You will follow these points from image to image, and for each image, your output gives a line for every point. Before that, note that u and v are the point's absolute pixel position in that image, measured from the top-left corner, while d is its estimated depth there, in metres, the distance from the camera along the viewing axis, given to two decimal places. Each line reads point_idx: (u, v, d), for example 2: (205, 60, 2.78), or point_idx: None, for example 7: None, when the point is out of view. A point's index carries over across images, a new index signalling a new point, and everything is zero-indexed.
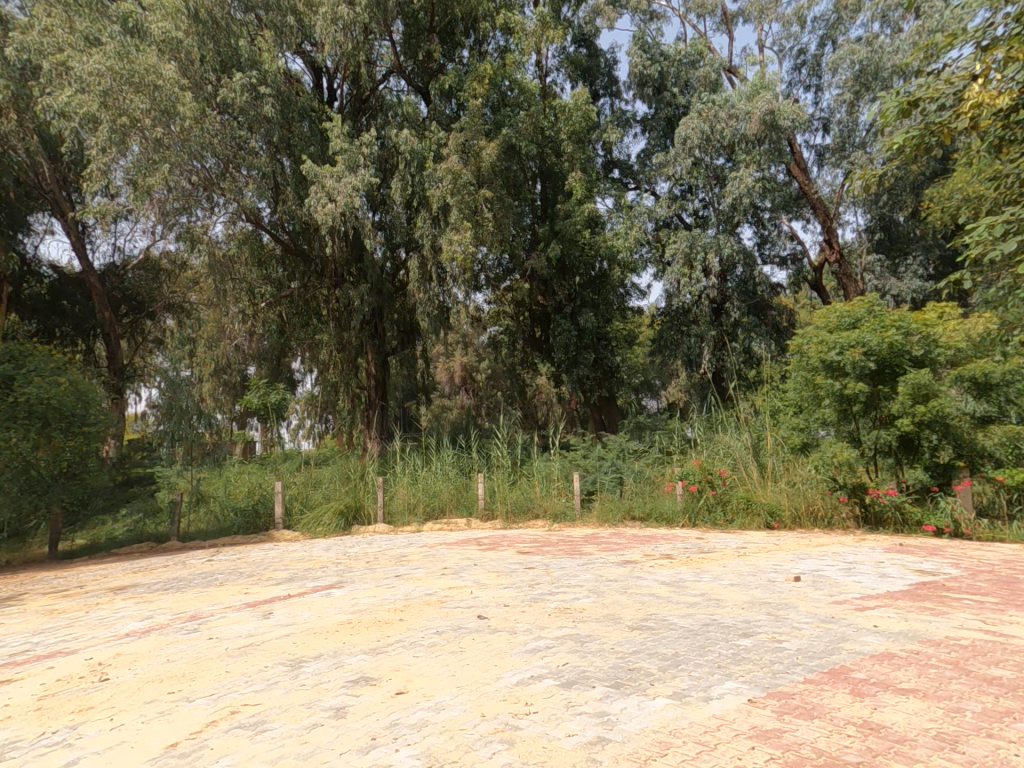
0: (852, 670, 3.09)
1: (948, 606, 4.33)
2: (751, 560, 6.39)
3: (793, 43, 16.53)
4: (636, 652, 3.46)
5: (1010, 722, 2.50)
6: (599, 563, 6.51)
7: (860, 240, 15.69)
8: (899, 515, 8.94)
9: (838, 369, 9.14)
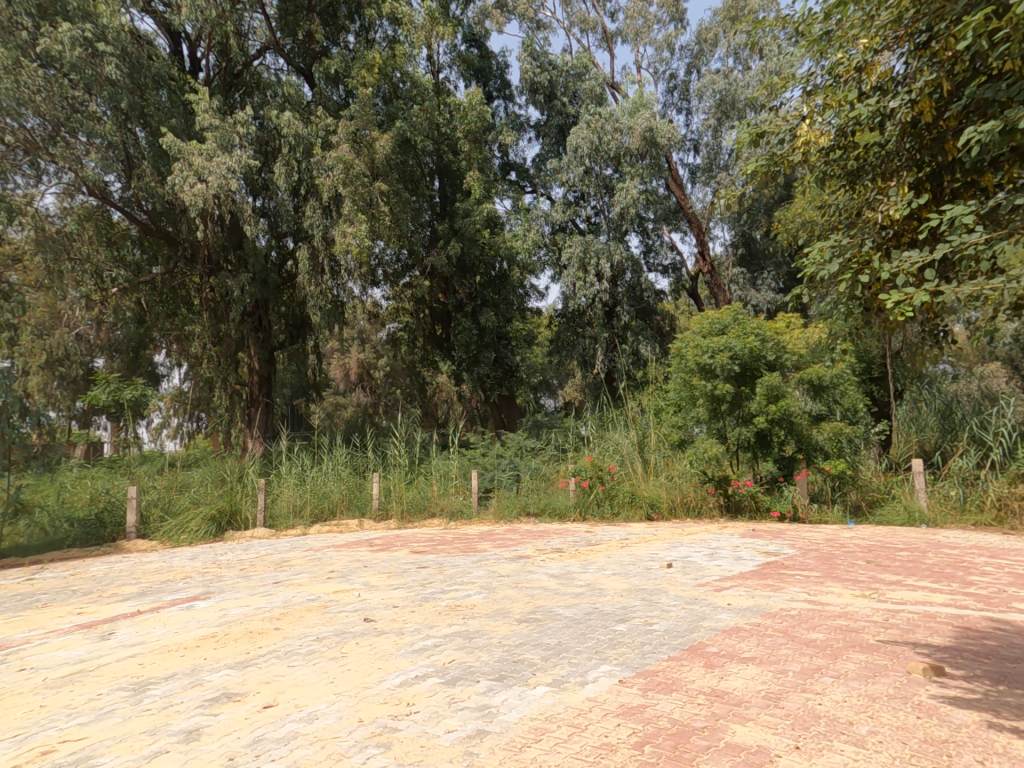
0: (707, 644, 3.41)
1: (785, 581, 4.93)
2: (632, 550, 6.82)
3: (666, 68, 17.84)
4: (521, 644, 3.55)
5: (821, 678, 2.90)
6: (492, 559, 6.61)
7: (726, 253, 17.35)
8: (753, 503, 10.15)
9: (710, 371, 10.03)
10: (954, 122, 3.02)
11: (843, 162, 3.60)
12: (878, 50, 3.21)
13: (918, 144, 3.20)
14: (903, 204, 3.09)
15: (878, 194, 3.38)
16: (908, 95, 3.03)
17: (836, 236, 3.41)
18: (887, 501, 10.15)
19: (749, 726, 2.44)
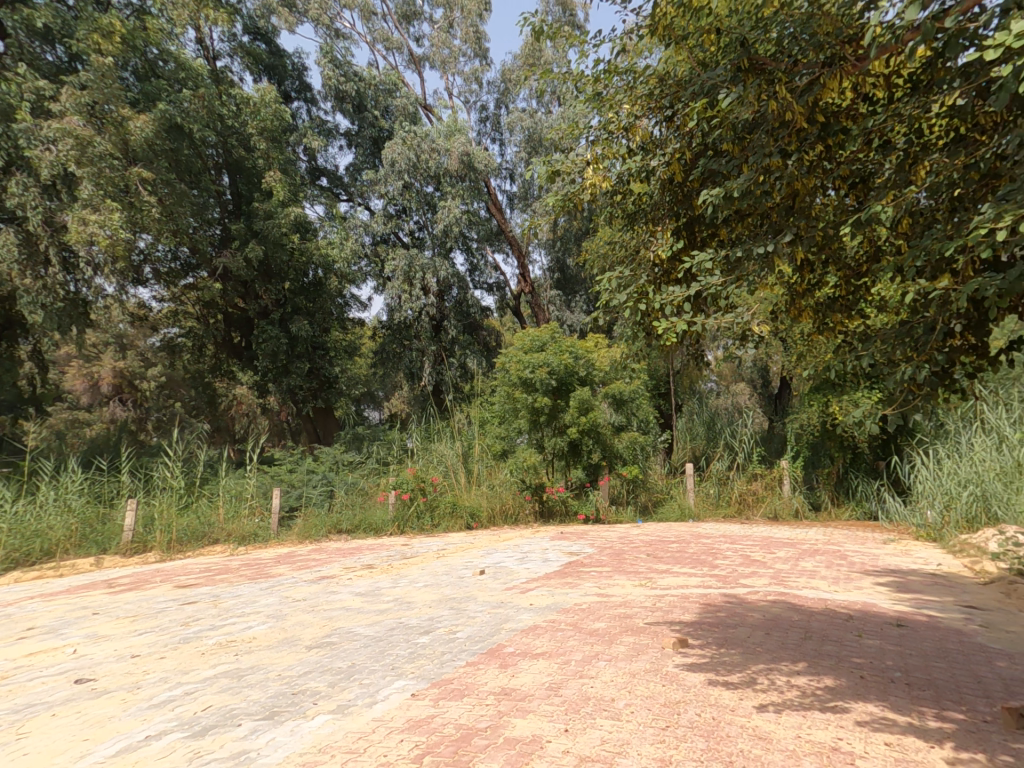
0: (504, 645, 3.60)
1: (581, 578, 5.43)
2: (447, 560, 6.93)
3: (476, 99, 18.88)
4: (306, 673, 3.36)
5: (595, 662, 3.25)
6: (290, 584, 6.13)
7: (545, 277, 18.70)
8: (564, 507, 11.07)
9: (531, 385, 10.74)
10: (696, 185, 3.64)
11: (624, 206, 4.18)
12: (637, 116, 3.74)
13: (675, 198, 3.80)
14: (666, 246, 3.66)
15: (650, 236, 3.92)
16: (665, 155, 3.69)
17: (620, 270, 3.92)
18: (667, 499, 12.03)
19: (526, 717, 2.63)
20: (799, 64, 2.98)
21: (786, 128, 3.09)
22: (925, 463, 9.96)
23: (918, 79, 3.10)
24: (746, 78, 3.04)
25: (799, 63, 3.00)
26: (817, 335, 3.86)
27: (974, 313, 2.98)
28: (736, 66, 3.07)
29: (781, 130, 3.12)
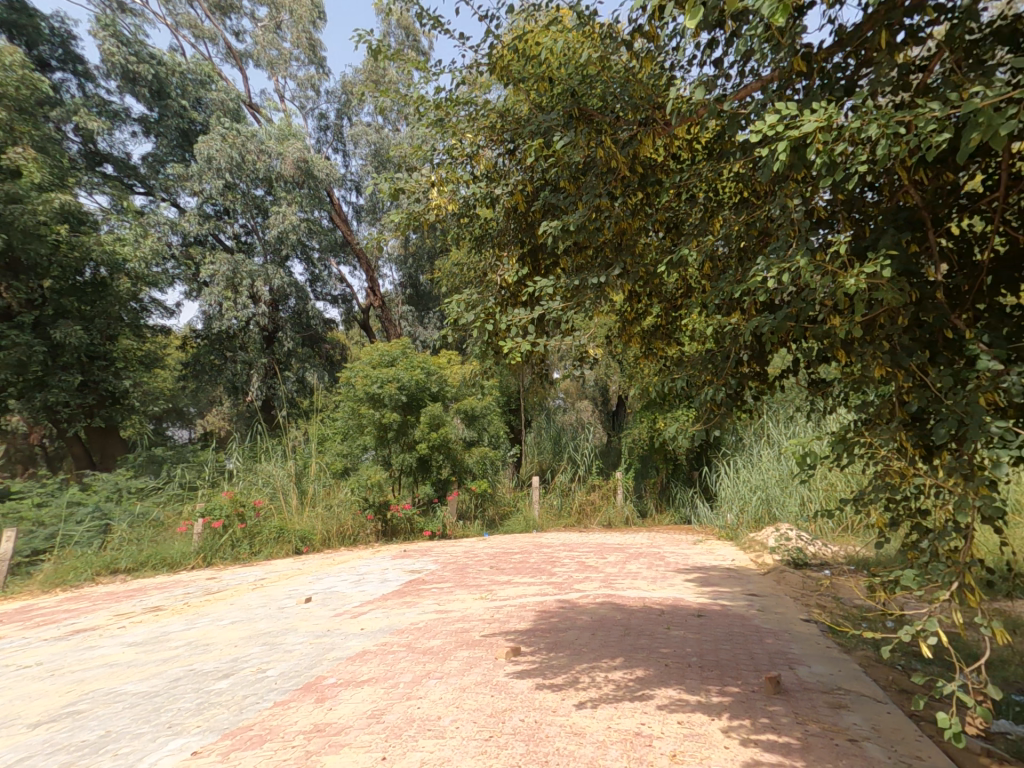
0: (325, 678, 3.42)
1: (421, 595, 5.39)
2: (266, 591, 6.41)
3: (313, 106, 18.42)
4: (34, 756, 2.87)
5: (425, 682, 3.24)
6: (20, 647, 5.20)
7: (396, 292, 18.49)
8: (409, 525, 10.90)
9: (378, 400, 10.44)
10: (538, 215, 3.87)
11: (471, 229, 4.36)
12: (480, 147, 4.00)
13: (520, 226, 4.01)
14: (512, 272, 3.84)
15: (497, 261, 4.07)
16: (508, 186, 3.87)
17: (470, 291, 4.01)
18: (513, 511, 12.64)
19: (338, 753, 2.52)
20: (620, 120, 3.35)
21: (611, 174, 3.45)
22: (727, 470, 11.72)
23: (712, 145, 3.66)
24: (577, 125, 3.38)
25: (620, 119, 3.37)
26: (643, 357, 4.35)
27: (757, 345, 3.60)
28: (566, 112, 3.38)
29: (606, 175, 3.47)
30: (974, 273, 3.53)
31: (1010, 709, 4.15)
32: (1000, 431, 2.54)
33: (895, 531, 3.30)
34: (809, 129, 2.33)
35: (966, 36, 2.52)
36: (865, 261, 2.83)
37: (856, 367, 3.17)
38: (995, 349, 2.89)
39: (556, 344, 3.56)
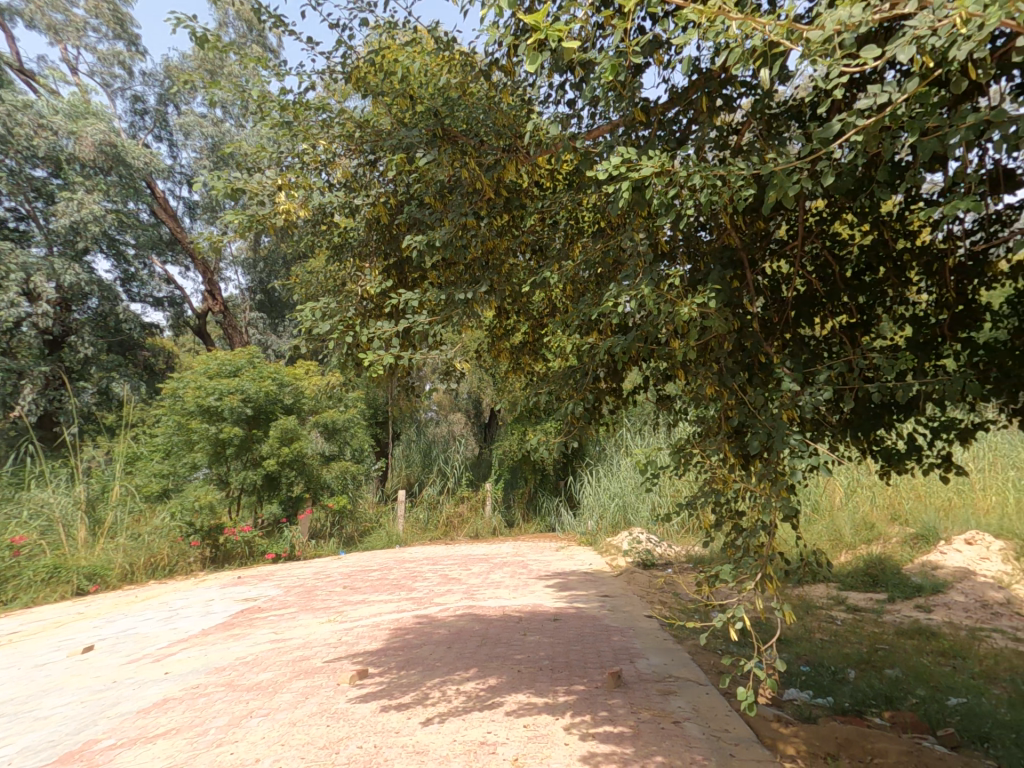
0: (101, 740, 3.65)
1: (251, 626, 5.72)
2: (34, 641, 6.24)
3: (120, 85, 16.62)
4: None
5: (245, 722, 3.56)
6: None
7: (243, 298, 17.81)
8: (248, 549, 10.20)
9: (215, 414, 10.02)
10: (402, 228, 3.87)
11: (329, 237, 4.26)
12: (335, 156, 3.99)
13: (383, 238, 3.97)
14: (376, 283, 3.73)
15: (358, 272, 4.03)
16: (370, 196, 3.84)
17: (329, 300, 3.75)
18: (374, 529, 12.47)
19: None
20: (484, 144, 3.49)
21: (475, 195, 3.56)
22: (590, 477, 12.59)
23: (570, 177, 3.95)
24: (441, 144, 3.44)
25: (484, 143, 3.51)
26: (510, 372, 4.51)
27: (612, 364, 3.90)
28: (429, 132, 3.47)
29: (472, 195, 3.57)
30: (781, 308, 4.18)
31: (796, 678, 5.08)
32: (797, 441, 3.00)
33: (717, 531, 3.72)
34: (647, 172, 2.62)
35: (766, 108, 3.06)
36: (697, 293, 3.21)
37: (690, 386, 3.57)
38: (796, 372, 3.43)
39: (423, 356, 3.50)
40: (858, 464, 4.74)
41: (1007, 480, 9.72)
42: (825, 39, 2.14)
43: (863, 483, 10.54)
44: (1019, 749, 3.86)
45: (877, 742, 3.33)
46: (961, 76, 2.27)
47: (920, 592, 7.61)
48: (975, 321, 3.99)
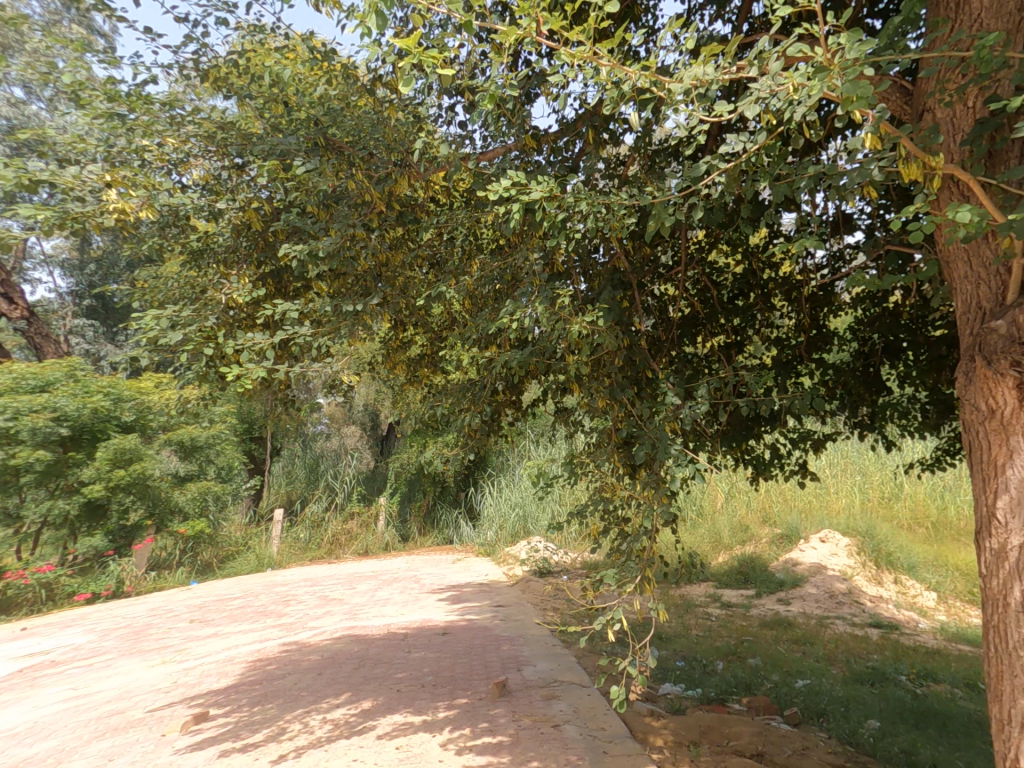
0: None
1: (43, 686, 5.83)
2: None
3: None
4: None
5: None
6: None
7: (65, 304, 16.34)
8: (44, 592, 9.49)
9: (11, 436, 9.06)
10: (279, 235, 3.71)
11: (187, 239, 3.98)
12: (191, 155, 3.82)
13: (255, 245, 3.80)
14: (245, 293, 3.53)
15: (224, 279, 3.75)
16: (235, 201, 3.73)
17: (178, 308, 3.49)
18: (240, 553, 12.16)
19: None
20: (372, 158, 3.47)
21: (365, 207, 3.53)
22: (491, 490, 12.64)
23: (468, 195, 4.03)
24: (323, 155, 3.40)
25: (373, 156, 3.48)
26: (408, 384, 4.52)
27: (509, 377, 3.99)
28: (309, 139, 3.42)
29: (362, 208, 3.55)
30: (668, 327, 4.51)
31: (671, 673, 5.51)
32: (677, 451, 3.23)
33: (604, 537, 3.88)
34: (535, 196, 2.74)
35: (646, 146, 3.39)
36: (588, 312, 3.37)
37: (583, 399, 3.73)
38: (678, 387, 3.69)
39: (304, 370, 3.38)
40: (732, 472, 5.19)
41: (856, 483, 11.12)
42: (684, 90, 2.39)
43: (741, 488, 11.53)
44: (847, 721, 4.45)
45: (734, 728, 3.94)
46: (800, 134, 2.63)
47: (782, 586, 8.47)
48: (827, 344, 4.56)
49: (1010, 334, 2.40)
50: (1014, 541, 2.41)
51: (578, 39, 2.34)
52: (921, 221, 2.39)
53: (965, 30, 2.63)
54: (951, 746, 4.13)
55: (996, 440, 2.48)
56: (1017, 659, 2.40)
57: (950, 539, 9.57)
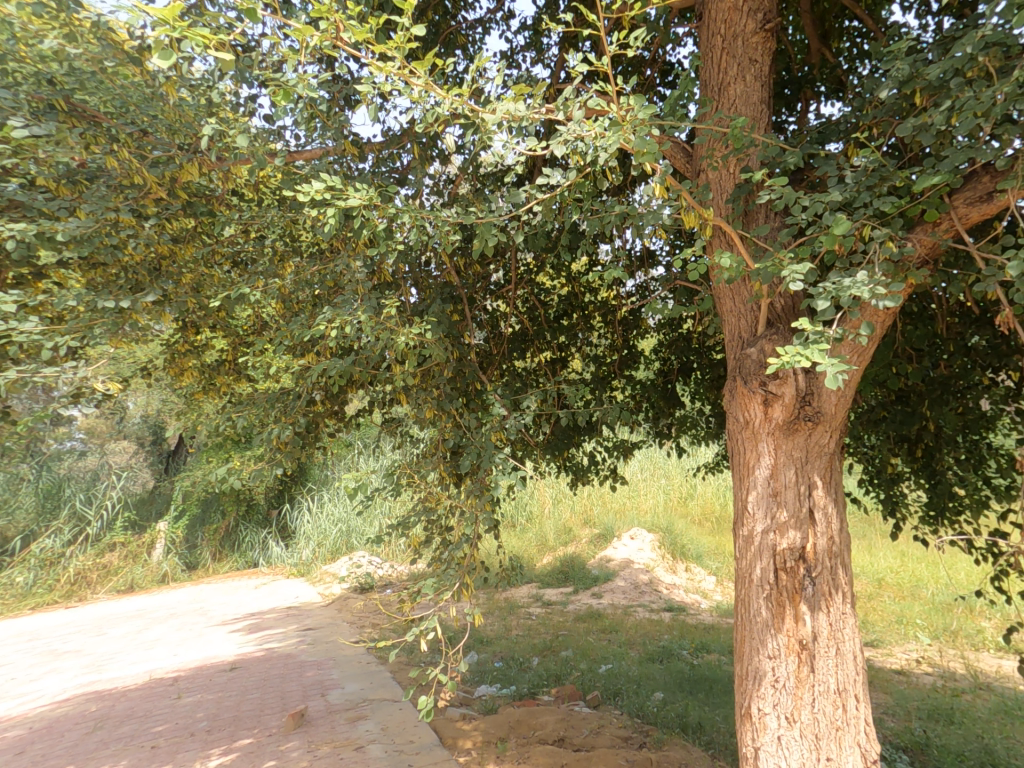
0: None
1: None
2: None
3: None
4: None
5: None
6: None
7: None
8: None
9: None
10: None
11: None
12: None
13: None
14: None
15: None
16: None
17: None
18: None
19: None
20: (147, 135, 3.19)
21: (136, 189, 3.14)
22: (310, 506, 12.23)
23: (279, 194, 3.82)
24: (65, 121, 2.97)
25: (148, 134, 3.18)
26: (202, 393, 4.22)
27: (328, 387, 3.82)
28: (46, 99, 2.94)
29: (131, 190, 3.14)
30: (499, 341, 4.74)
31: (489, 674, 5.74)
32: (501, 460, 3.37)
33: (426, 547, 3.85)
34: (353, 203, 2.67)
35: (470, 169, 3.57)
36: (415, 324, 3.34)
37: (410, 409, 3.71)
38: (505, 398, 3.85)
39: (32, 377, 2.83)
40: (555, 477, 5.52)
41: (661, 486, 12.74)
42: (496, 121, 2.61)
43: (565, 493, 12.44)
44: (637, 696, 5.06)
45: (540, 718, 4.44)
46: (603, 179, 2.97)
47: (596, 581, 9.34)
48: (635, 364, 5.11)
49: (759, 359, 2.94)
50: (758, 527, 2.97)
51: (390, 54, 2.40)
52: (699, 263, 2.83)
53: (724, 110, 3.21)
54: (713, 705, 4.95)
55: (749, 445, 3.03)
56: (756, 624, 2.94)
57: (728, 530, 11.40)
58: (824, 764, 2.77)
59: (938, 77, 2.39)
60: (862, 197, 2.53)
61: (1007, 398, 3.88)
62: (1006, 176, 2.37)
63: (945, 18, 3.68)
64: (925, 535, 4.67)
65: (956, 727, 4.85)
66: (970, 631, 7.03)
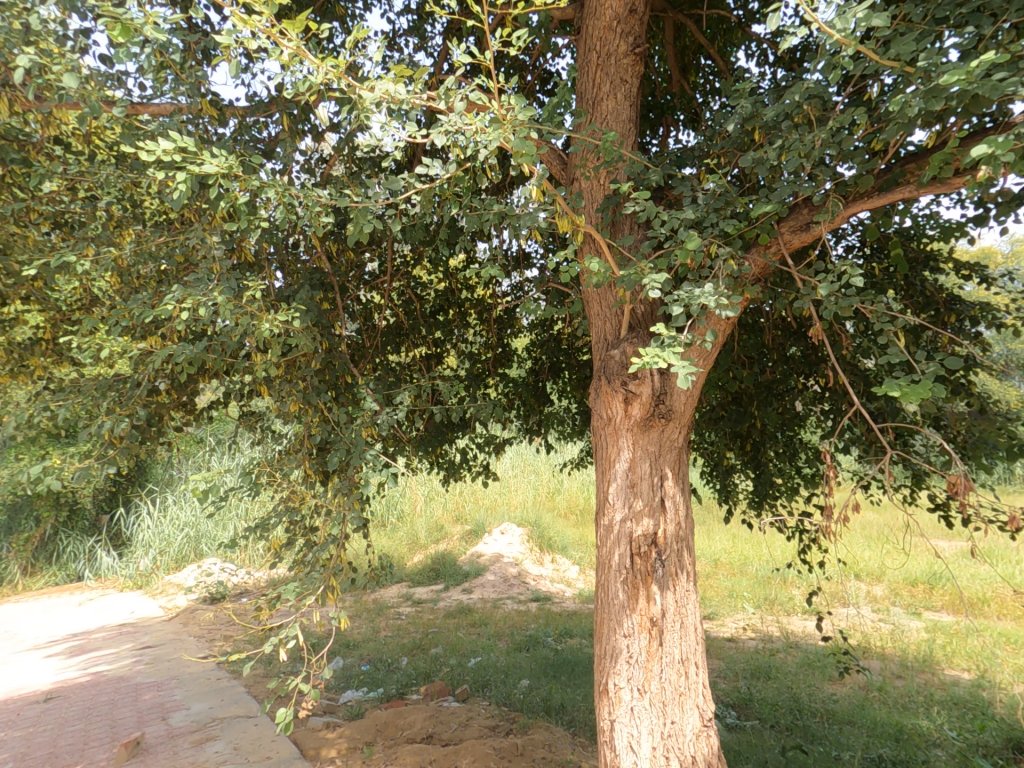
0: None
1: None
2: None
3: None
4: None
5: None
6: None
7: None
8: None
9: None
10: None
11: None
12: None
13: None
14: None
15: None
16: None
17: None
18: None
19: None
20: None
21: None
22: (151, 510, 10.80)
23: (118, 150, 3.32)
24: None
25: None
26: (8, 376, 3.54)
27: (175, 375, 3.40)
28: None
29: None
30: (372, 333, 4.60)
31: (355, 679, 5.55)
32: (372, 456, 3.22)
33: (288, 550, 3.57)
34: (208, 171, 2.37)
35: (346, 149, 3.42)
36: (280, 309, 3.09)
37: (272, 402, 3.45)
38: (377, 392, 3.70)
39: None
40: (427, 474, 5.43)
41: (530, 481, 13.18)
42: (375, 101, 2.49)
43: (438, 489, 12.37)
44: (505, 685, 5.20)
45: (407, 718, 4.37)
46: (482, 175, 2.97)
47: (467, 577, 9.41)
48: (508, 362, 5.18)
49: (621, 360, 3.16)
50: (617, 516, 3.21)
51: (258, 9, 2.18)
52: (570, 266, 2.94)
53: (597, 123, 3.41)
54: (574, 686, 5.25)
55: (611, 441, 3.26)
56: (614, 606, 3.17)
57: (591, 521, 12.11)
58: (669, 728, 3.06)
59: (773, 118, 2.74)
60: (711, 218, 2.84)
61: (815, 400, 4.58)
62: (821, 210, 2.79)
63: (778, 69, 4.26)
64: (751, 518, 5.35)
65: (772, 681, 5.67)
66: (783, 600, 8.23)
